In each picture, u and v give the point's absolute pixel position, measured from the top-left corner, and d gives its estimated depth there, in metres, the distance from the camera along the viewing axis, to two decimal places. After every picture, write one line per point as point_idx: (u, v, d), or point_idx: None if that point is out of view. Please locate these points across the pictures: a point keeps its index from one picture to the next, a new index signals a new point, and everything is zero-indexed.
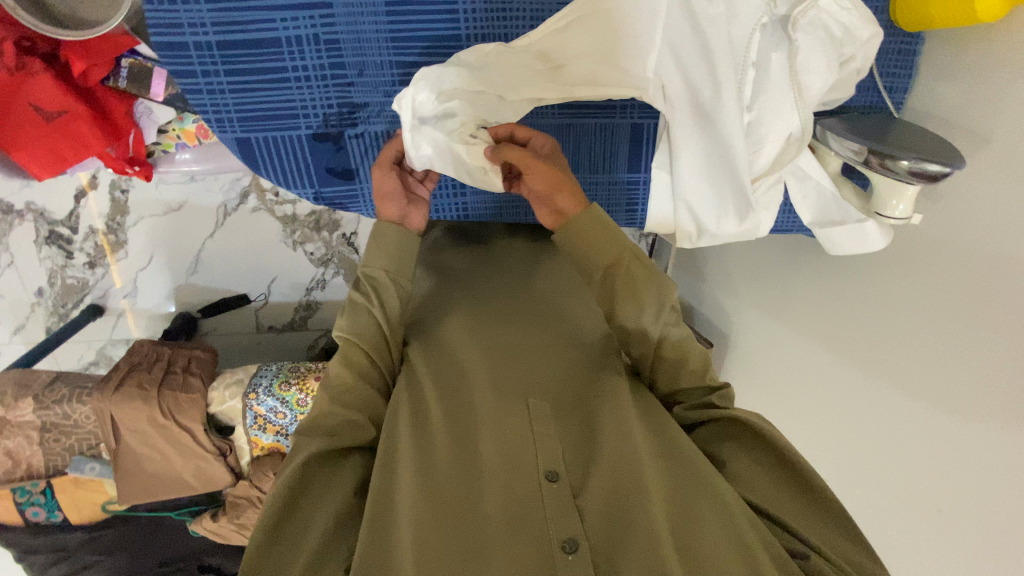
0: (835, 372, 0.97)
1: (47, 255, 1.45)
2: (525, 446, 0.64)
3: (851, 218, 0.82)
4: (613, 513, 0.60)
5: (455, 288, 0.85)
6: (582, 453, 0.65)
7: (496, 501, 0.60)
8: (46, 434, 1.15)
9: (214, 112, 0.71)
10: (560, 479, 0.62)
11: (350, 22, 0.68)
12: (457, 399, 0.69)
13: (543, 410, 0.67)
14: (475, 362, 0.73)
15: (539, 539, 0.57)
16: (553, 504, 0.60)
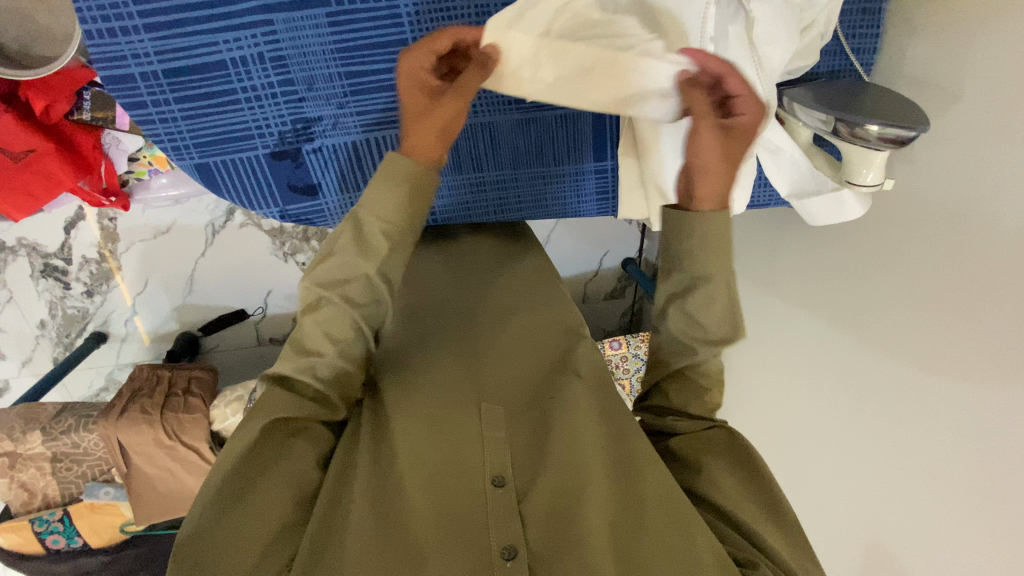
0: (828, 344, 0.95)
1: (45, 287, 1.47)
2: (473, 449, 0.63)
3: (829, 185, 0.80)
4: (556, 518, 0.58)
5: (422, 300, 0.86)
6: (532, 454, 0.64)
7: (439, 506, 0.59)
8: (57, 463, 1.18)
9: (170, 140, 0.71)
10: (505, 483, 0.61)
11: (293, 37, 0.67)
12: (414, 402, 0.68)
13: (495, 413, 0.66)
14: (434, 370, 0.72)
15: (477, 545, 0.56)
16: (494, 509, 0.58)
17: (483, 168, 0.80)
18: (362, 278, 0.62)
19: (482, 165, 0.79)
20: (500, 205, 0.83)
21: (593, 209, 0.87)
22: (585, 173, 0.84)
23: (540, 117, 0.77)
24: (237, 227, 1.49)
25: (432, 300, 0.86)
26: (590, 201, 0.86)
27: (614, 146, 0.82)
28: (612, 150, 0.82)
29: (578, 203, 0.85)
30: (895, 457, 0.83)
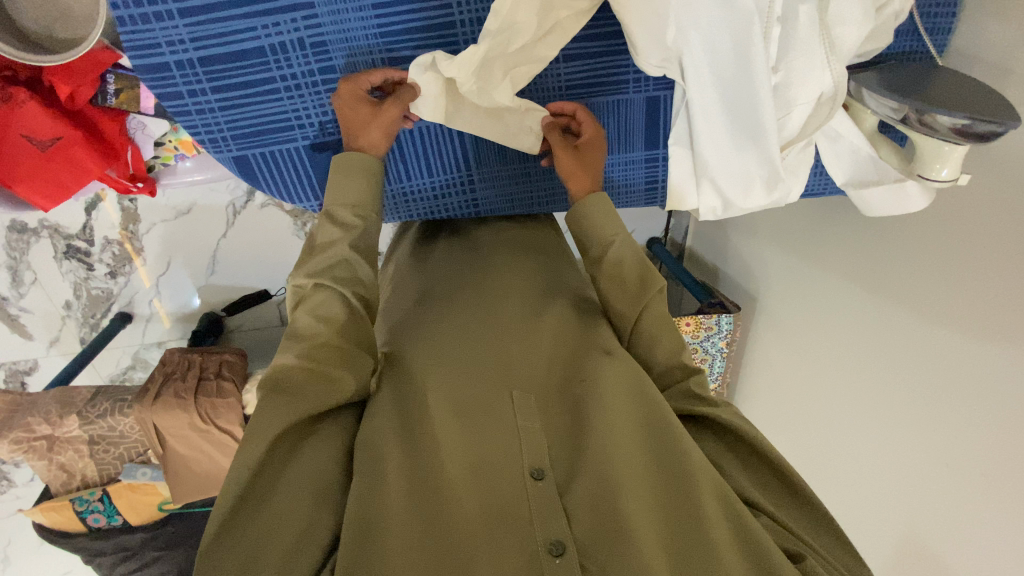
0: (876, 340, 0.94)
1: (69, 269, 1.46)
2: (510, 441, 0.61)
3: (891, 176, 0.77)
4: (602, 511, 0.56)
5: (444, 285, 0.83)
6: (569, 446, 0.62)
7: (480, 500, 0.57)
8: (95, 446, 1.20)
9: (207, 132, 0.67)
10: (545, 476, 0.59)
11: (335, 20, 0.63)
12: (440, 388, 0.65)
13: (528, 402, 0.64)
14: (457, 356, 0.70)
15: (524, 541, 0.54)
16: (537, 503, 0.57)
17: (529, 158, 0.76)
18: (344, 261, 0.65)
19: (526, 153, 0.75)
20: (545, 196, 0.80)
21: (640, 199, 0.84)
22: (634, 161, 0.80)
23: (590, 104, 0.73)
24: (258, 207, 1.47)
25: (447, 286, 0.83)
26: (637, 191, 0.83)
27: (667, 134, 0.77)
28: (664, 138, 0.78)
29: (624, 192, 0.82)
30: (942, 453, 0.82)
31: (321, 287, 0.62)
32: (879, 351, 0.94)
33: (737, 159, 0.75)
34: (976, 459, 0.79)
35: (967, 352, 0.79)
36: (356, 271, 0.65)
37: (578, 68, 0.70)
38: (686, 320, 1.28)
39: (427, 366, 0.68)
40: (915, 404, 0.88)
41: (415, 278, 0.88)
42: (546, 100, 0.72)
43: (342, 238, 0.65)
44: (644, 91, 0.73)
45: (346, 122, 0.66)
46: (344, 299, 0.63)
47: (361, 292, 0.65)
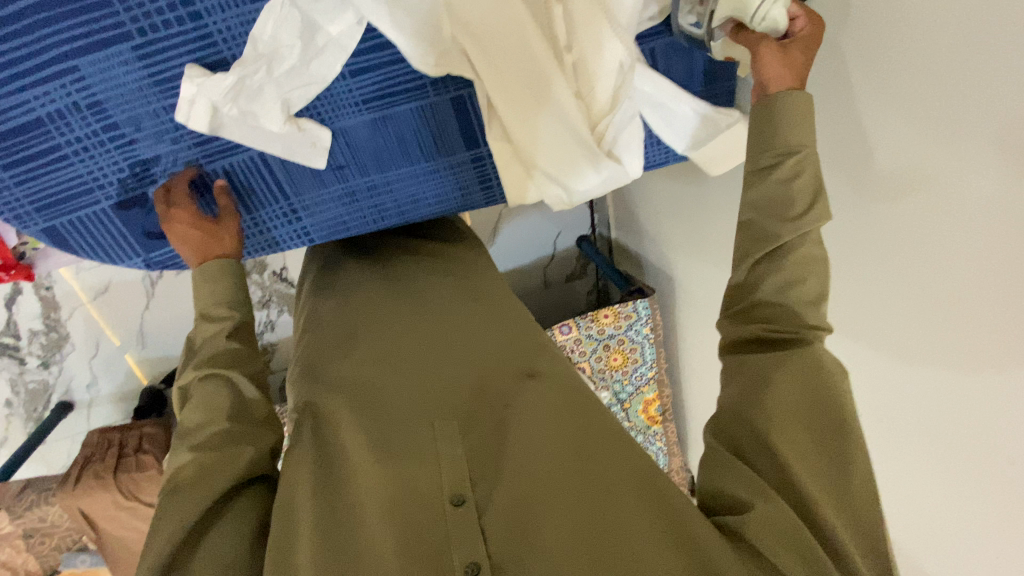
0: None
1: (2, 366, 1.47)
2: (429, 468, 0.58)
3: (721, 125, 0.77)
4: (523, 525, 0.54)
5: (356, 308, 0.80)
6: (490, 461, 0.59)
7: (398, 529, 0.54)
8: (30, 540, 1.18)
9: (9, 210, 0.67)
10: (465, 499, 0.56)
11: (105, 79, 0.63)
12: (359, 424, 0.63)
13: (450, 427, 0.61)
14: (376, 386, 0.67)
15: (439, 566, 0.51)
16: (455, 527, 0.54)
17: (349, 178, 0.75)
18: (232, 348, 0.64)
19: (345, 173, 0.75)
20: (379, 212, 0.79)
21: (480, 199, 0.82)
22: (461, 164, 0.79)
23: (391, 115, 0.72)
24: (174, 274, 1.47)
25: (367, 307, 0.79)
26: (475, 192, 0.81)
27: (483, 130, 0.77)
28: (484, 135, 0.77)
29: (460, 194, 0.81)
30: None
31: (210, 381, 0.60)
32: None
33: (555, 142, 0.74)
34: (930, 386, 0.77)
35: (910, 270, 0.74)
36: (242, 355, 0.64)
37: (369, 81, 0.69)
38: (604, 313, 1.24)
39: (346, 400, 0.66)
40: (894, 329, 0.79)
41: (329, 300, 0.84)
42: (344, 117, 0.71)
43: (225, 327, 0.65)
44: (444, 92, 0.72)
45: (188, 244, 0.67)
46: (234, 386, 0.62)
47: (252, 373, 0.64)
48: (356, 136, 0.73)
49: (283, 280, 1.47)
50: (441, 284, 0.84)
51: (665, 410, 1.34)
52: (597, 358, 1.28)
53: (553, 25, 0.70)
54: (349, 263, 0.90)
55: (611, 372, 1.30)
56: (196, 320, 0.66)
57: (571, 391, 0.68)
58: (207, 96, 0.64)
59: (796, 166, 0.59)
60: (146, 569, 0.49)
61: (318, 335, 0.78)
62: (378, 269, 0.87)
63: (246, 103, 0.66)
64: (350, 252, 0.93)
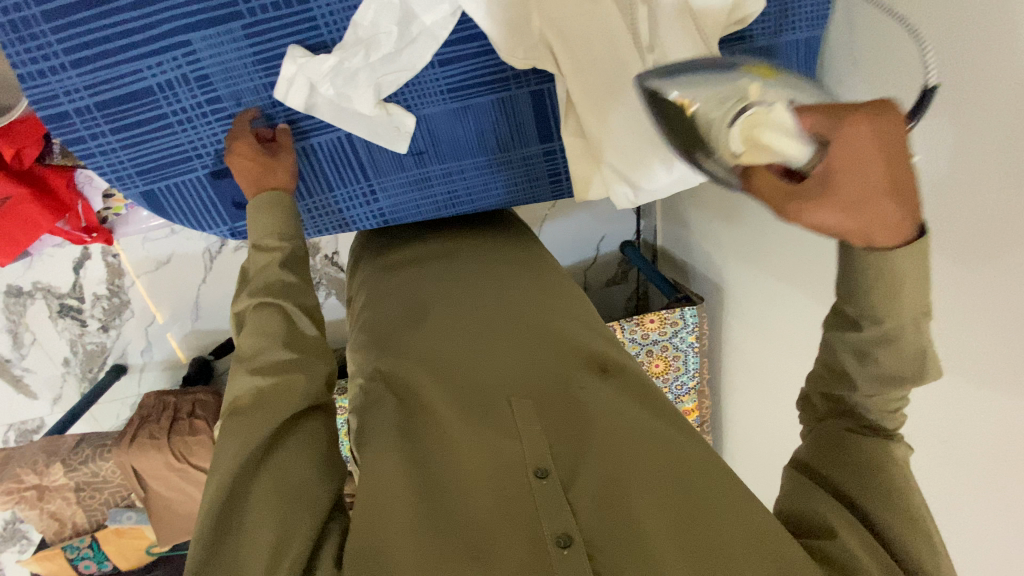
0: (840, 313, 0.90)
1: (65, 326, 1.55)
2: (512, 441, 0.57)
3: None
4: (611, 503, 0.52)
5: (428, 294, 0.81)
6: (572, 441, 0.57)
7: (486, 497, 0.52)
8: (81, 493, 1.24)
9: (113, 171, 0.72)
10: (549, 473, 0.54)
11: (213, 53, 0.67)
12: (433, 401, 0.63)
13: (527, 406, 0.61)
14: (449, 366, 0.67)
15: (528, 537, 0.49)
16: (542, 499, 0.51)
17: (426, 164, 0.78)
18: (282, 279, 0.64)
19: (425, 159, 0.77)
20: (450, 199, 0.81)
21: (547, 193, 0.84)
22: (534, 157, 0.80)
23: (473, 105, 0.74)
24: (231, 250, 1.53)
25: (437, 296, 0.81)
26: (543, 185, 0.83)
27: (558, 125, 0.78)
28: (558, 130, 0.79)
29: (530, 187, 0.82)
30: None
31: (264, 307, 0.62)
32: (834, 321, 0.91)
33: (629, 141, 0.75)
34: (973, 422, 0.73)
35: None
36: (292, 287, 0.65)
37: (455, 71, 0.72)
38: (650, 317, 1.25)
39: (420, 379, 0.66)
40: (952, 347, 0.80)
41: (399, 281, 0.85)
42: (430, 106, 0.74)
43: (276, 258, 0.66)
44: (525, 86, 0.74)
45: (251, 179, 0.68)
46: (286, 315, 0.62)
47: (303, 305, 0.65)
48: (437, 124, 0.75)
49: (333, 264, 1.52)
50: (508, 275, 0.85)
51: (704, 421, 1.34)
52: (639, 362, 1.28)
53: (637, 24, 0.71)
54: (415, 255, 0.91)
55: (652, 378, 1.30)
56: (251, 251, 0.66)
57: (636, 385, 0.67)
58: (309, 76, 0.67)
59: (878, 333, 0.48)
60: (214, 491, 0.50)
61: (389, 316, 0.79)
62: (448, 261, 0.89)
63: (342, 85, 0.68)
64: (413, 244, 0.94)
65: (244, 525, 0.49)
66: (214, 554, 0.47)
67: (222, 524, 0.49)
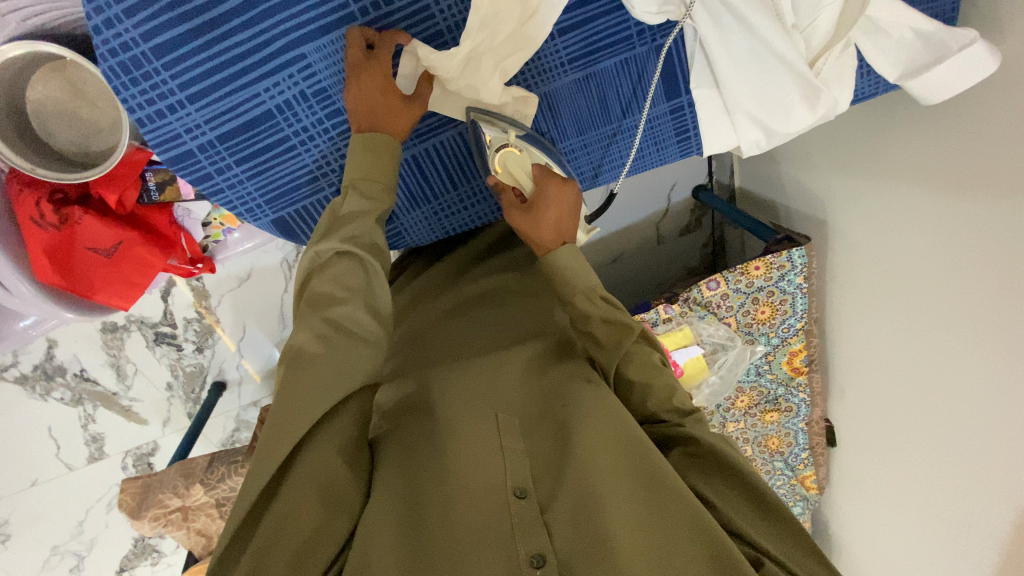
0: (987, 237, 0.84)
1: (163, 353, 1.60)
2: (492, 458, 0.54)
3: (954, 47, 0.69)
4: (589, 523, 0.48)
5: (431, 314, 0.81)
6: (553, 460, 0.54)
7: (455, 518, 0.50)
8: (223, 507, 1.30)
9: (243, 205, 0.70)
10: (528, 490, 0.52)
11: (330, 65, 0.63)
12: (408, 423, 0.59)
13: (513, 422, 0.58)
14: (430, 387, 0.64)
15: (501, 557, 0.47)
16: (518, 518, 0.49)
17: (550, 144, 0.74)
18: (369, 233, 0.57)
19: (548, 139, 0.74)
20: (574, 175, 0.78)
21: (674, 153, 0.80)
22: (657, 118, 0.76)
23: (598, 73, 0.69)
24: None
25: (424, 322, 0.80)
26: (669, 146, 0.79)
27: (686, 79, 0.74)
28: (685, 85, 0.74)
29: (654, 151, 0.79)
30: None
31: (347, 260, 0.55)
32: (977, 240, 0.86)
33: (765, 82, 0.70)
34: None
35: None
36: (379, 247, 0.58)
37: (577, 38, 0.66)
38: (754, 265, 1.20)
39: (401, 403, 0.63)
40: None
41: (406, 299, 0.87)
42: (552, 81, 0.69)
43: (369, 211, 0.59)
44: (653, 42, 0.69)
45: (368, 106, 0.59)
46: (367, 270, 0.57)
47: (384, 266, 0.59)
48: (561, 97, 0.71)
49: None
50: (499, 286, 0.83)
51: (813, 361, 1.26)
52: (743, 312, 1.25)
53: None
54: (403, 281, 0.92)
55: (758, 326, 1.26)
56: (346, 190, 0.59)
57: (632, 383, 0.62)
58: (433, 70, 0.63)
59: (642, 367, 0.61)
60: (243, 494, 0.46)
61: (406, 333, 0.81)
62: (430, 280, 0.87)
63: (467, 76, 0.64)
64: (410, 269, 0.93)
65: (274, 523, 0.46)
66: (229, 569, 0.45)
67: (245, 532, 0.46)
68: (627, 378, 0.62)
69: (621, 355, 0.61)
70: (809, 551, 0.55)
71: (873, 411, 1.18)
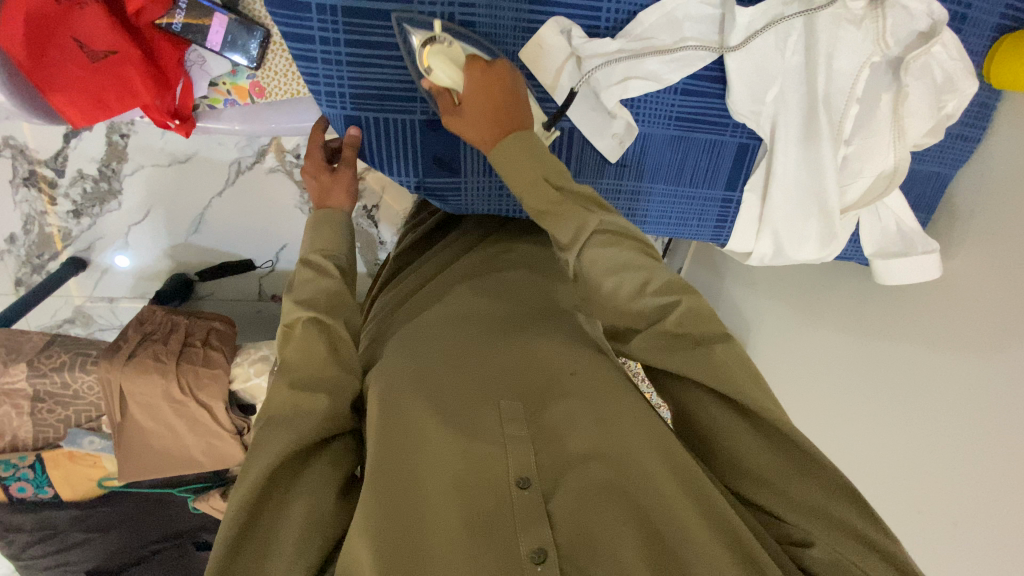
0: (864, 401, 1.05)
1: (25, 198, 1.29)
2: (493, 446, 0.52)
3: (919, 249, 0.88)
4: (595, 523, 0.48)
5: (438, 287, 0.78)
6: (559, 444, 0.53)
7: (456, 513, 0.48)
8: (39, 404, 1.03)
9: (327, 85, 0.64)
10: (531, 482, 0.51)
11: (489, 5, 0.63)
12: (411, 388, 0.57)
13: (516, 408, 0.55)
14: (429, 356, 0.61)
15: (500, 552, 0.46)
16: (521, 511, 0.48)
17: (624, 177, 0.79)
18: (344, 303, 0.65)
19: (623, 172, 0.78)
20: (627, 215, 0.83)
21: (707, 234, 0.88)
22: (712, 199, 0.85)
23: (691, 138, 0.77)
24: (264, 171, 1.39)
25: (424, 297, 0.77)
26: (707, 226, 0.87)
27: (746, 178, 0.84)
28: (742, 183, 0.84)
29: (695, 225, 0.86)
30: (920, 501, 0.93)
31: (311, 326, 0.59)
32: (857, 396, 1.06)
33: (799, 207, 0.82)
34: (924, 500, 0.93)
35: None
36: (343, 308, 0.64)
37: (690, 102, 0.75)
38: None
39: (401, 365, 0.60)
40: (929, 449, 0.92)
41: (413, 279, 0.85)
42: (656, 124, 0.75)
43: (323, 283, 0.64)
44: (738, 137, 0.79)
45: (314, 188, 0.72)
46: (331, 338, 0.60)
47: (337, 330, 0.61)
48: (652, 142, 0.77)
49: (369, 218, 1.47)
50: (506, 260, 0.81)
51: None
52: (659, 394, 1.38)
53: (847, 120, 0.75)
54: (416, 262, 0.91)
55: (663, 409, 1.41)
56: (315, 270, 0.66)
57: (601, 282, 0.60)
58: (553, 17, 0.66)
59: (616, 255, 0.59)
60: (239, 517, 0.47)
61: (400, 310, 0.77)
62: (449, 253, 0.87)
63: (600, 69, 0.67)
64: (419, 254, 0.93)
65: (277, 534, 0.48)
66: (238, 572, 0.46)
67: (242, 544, 0.47)
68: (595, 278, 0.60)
69: (578, 250, 0.60)
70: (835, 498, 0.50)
71: None
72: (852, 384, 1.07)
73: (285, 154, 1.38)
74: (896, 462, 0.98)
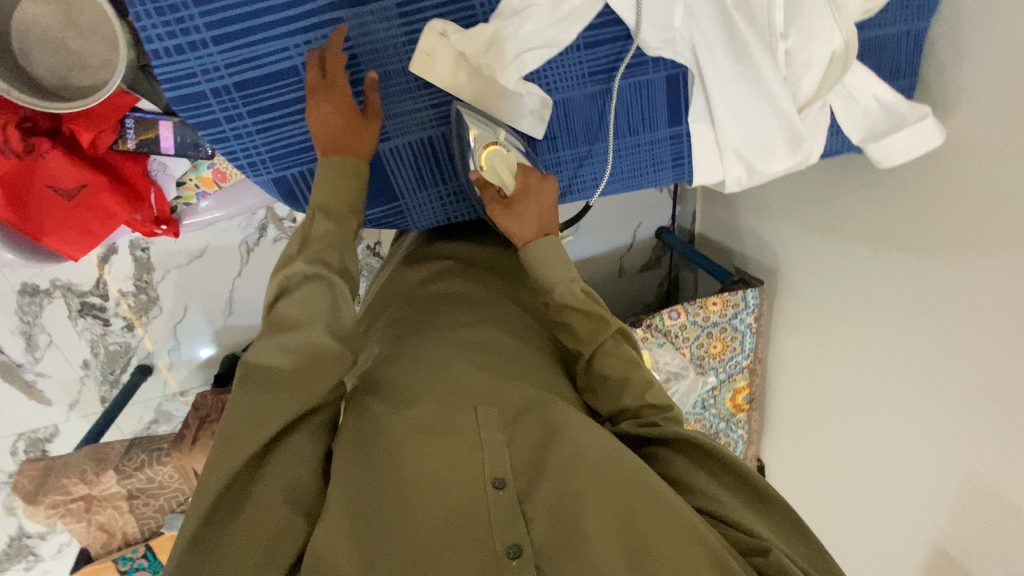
0: (910, 293, 0.96)
1: (85, 327, 1.45)
2: (471, 451, 0.54)
3: (911, 119, 0.80)
4: (562, 516, 0.51)
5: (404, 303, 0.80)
6: (534, 454, 0.55)
7: (431, 510, 0.50)
8: (134, 500, 1.16)
9: (246, 157, 0.68)
10: (506, 483, 0.53)
11: (363, 32, 0.64)
12: (389, 410, 0.58)
13: (492, 413, 0.57)
14: (399, 375, 0.63)
15: (477, 548, 0.48)
16: (497, 512, 0.50)
17: (559, 149, 0.78)
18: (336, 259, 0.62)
19: (557, 145, 0.78)
20: (572, 186, 0.82)
21: (667, 176, 0.83)
22: (659, 140, 0.81)
23: (613, 88, 0.75)
24: (270, 242, 1.48)
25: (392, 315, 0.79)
26: (665, 168, 0.82)
27: (687, 108, 0.79)
28: (686, 115, 0.79)
29: (652, 172, 0.83)
30: (1000, 384, 0.85)
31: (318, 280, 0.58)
32: (901, 290, 0.97)
33: (752, 121, 0.77)
34: (1005, 382, 0.84)
35: None
36: None
37: (597, 54, 0.72)
38: (712, 300, 1.27)
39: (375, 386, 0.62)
40: (994, 325, 0.84)
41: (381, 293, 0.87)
42: (571, 89, 0.74)
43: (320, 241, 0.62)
44: (663, 71, 0.75)
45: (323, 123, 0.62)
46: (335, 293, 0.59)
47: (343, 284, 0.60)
48: (575, 107, 0.75)
49: (374, 256, 1.52)
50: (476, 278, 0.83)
51: (753, 399, 1.36)
52: (697, 346, 1.30)
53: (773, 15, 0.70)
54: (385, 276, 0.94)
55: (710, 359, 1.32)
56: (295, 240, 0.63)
57: (609, 377, 0.65)
58: (428, 24, 0.65)
59: (624, 364, 0.65)
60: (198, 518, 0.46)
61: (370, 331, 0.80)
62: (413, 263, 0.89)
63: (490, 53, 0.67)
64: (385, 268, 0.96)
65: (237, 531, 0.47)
66: (204, 547, 0.46)
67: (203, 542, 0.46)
68: (602, 374, 0.66)
69: (595, 347, 0.67)
70: (786, 522, 0.57)
71: (815, 445, 1.27)
72: (892, 279, 0.99)
73: (283, 222, 1.47)
74: (963, 348, 0.89)
